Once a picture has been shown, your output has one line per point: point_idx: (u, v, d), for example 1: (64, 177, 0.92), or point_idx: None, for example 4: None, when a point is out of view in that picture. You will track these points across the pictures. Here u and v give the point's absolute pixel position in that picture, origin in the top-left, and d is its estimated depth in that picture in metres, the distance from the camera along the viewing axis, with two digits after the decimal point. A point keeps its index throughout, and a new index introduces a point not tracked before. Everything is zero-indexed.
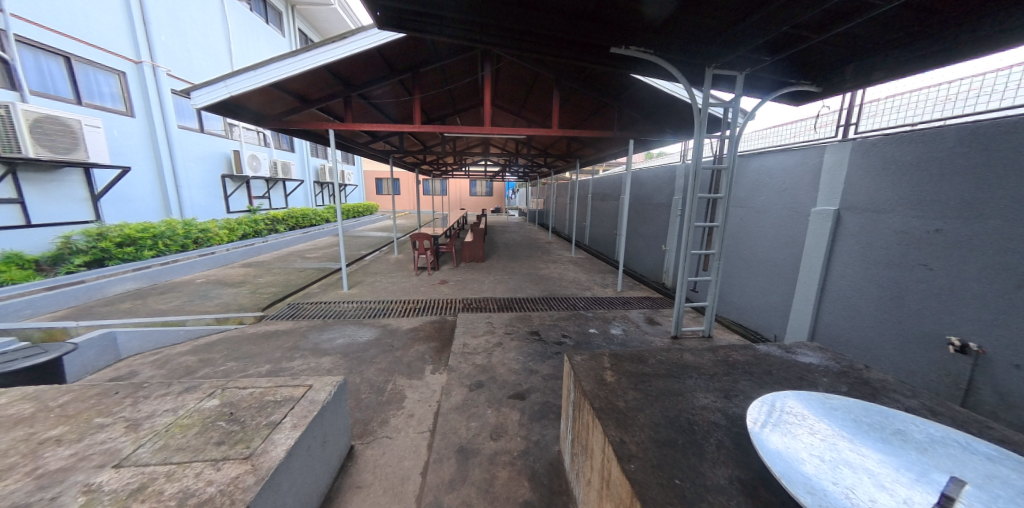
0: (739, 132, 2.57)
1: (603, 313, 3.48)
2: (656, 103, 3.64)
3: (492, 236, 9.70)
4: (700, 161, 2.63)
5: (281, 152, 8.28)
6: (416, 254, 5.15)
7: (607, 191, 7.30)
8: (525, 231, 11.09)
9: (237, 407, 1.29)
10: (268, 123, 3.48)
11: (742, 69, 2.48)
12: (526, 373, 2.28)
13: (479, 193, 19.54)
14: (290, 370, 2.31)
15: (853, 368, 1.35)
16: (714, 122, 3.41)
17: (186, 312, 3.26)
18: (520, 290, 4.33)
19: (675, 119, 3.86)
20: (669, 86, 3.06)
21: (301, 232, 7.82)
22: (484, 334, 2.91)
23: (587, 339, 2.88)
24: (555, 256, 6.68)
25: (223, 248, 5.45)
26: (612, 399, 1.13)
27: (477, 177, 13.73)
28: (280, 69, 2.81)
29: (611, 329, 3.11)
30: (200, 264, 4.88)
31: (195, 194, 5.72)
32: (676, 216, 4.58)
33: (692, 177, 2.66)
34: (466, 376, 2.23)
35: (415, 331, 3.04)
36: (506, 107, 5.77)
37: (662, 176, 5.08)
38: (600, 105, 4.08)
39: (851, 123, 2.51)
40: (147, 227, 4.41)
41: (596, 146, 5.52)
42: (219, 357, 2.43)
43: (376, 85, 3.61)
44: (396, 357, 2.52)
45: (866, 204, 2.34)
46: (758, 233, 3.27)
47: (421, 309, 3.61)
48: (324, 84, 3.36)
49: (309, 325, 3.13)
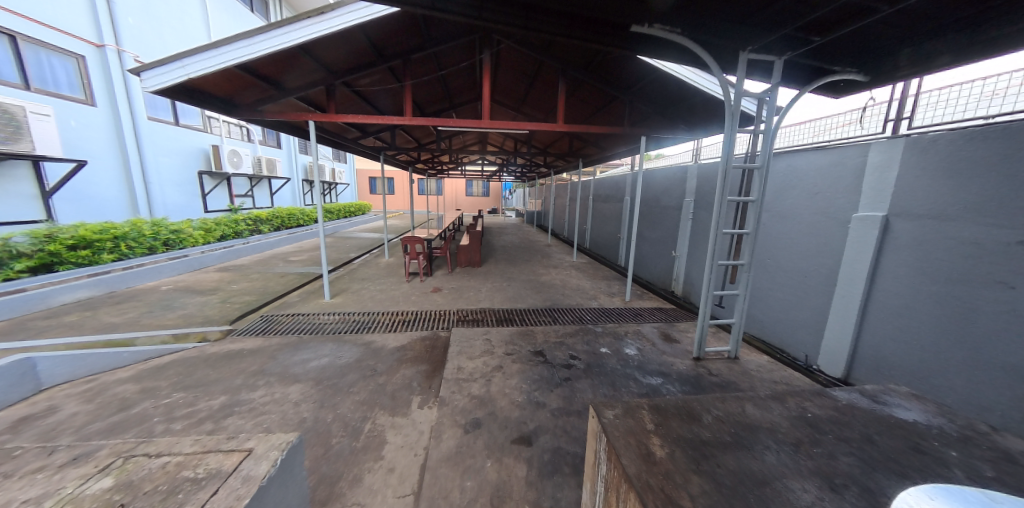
0: (775, 127, 2.25)
1: (613, 328, 3.13)
2: (676, 96, 3.29)
3: (489, 238, 9.35)
4: (729, 159, 2.30)
5: (265, 148, 7.84)
6: (406, 261, 4.75)
7: (609, 192, 7.03)
8: (523, 233, 10.76)
9: (135, 492, 0.90)
10: (241, 113, 3.17)
11: (781, 53, 2.16)
12: (532, 408, 1.93)
13: (475, 193, 19.18)
14: (249, 404, 1.93)
15: (975, 430, 1.01)
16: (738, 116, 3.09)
17: (139, 327, 2.84)
18: (520, 299, 3.97)
19: (694, 115, 3.52)
20: (679, 69, 2.73)
21: (287, 233, 7.41)
22: (482, 355, 2.55)
23: (599, 361, 2.53)
24: (556, 261, 6.35)
25: (198, 251, 5.06)
26: (673, 494, 0.78)
27: (473, 177, 13.45)
28: (248, 47, 2.43)
29: (624, 348, 2.76)
30: (170, 269, 4.47)
31: (168, 192, 5.28)
32: (688, 220, 4.42)
33: (720, 178, 2.32)
34: (461, 412, 1.87)
35: (401, 350, 2.66)
36: (505, 103, 5.47)
37: (670, 176, 4.81)
38: (612, 98, 3.71)
39: (903, 117, 2.21)
40: (107, 228, 3.99)
41: (604, 142, 5.14)
42: (165, 387, 2.04)
43: (362, 72, 3.24)
44: (377, 385, 2.16)
45: (925, 210, 2.02)
46: (784, 241, 2.96)
47: (410, 322, 3.24)
48: (303, 69, 3.01)
49: (281, 342, 2.74)
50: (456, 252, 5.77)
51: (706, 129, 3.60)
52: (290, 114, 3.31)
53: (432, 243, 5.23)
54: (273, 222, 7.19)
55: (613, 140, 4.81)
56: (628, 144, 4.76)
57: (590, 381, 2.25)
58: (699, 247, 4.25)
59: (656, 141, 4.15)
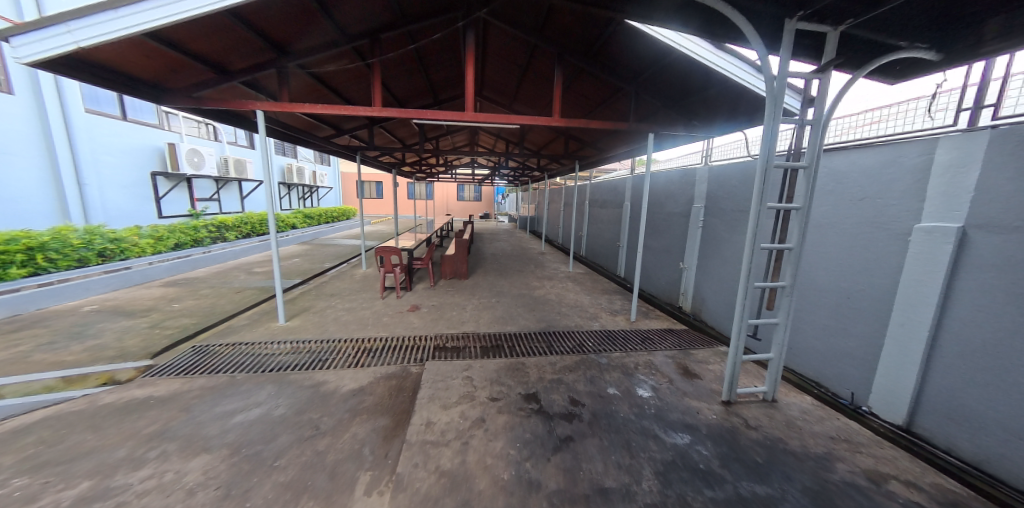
0: (826, 116, 1.79)
1: (620, 360, 2.63)
2: (689, 86, 2.85)
3: (479, 245, 8.84)
4: (771, 156, 1.83)
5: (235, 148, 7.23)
6: (381, 276, 4.17)
7: (607, 197, 6.63)
8: (515, 240, 10.29)
9: None
10: (170, 100, 2.63)
11: (839, 22, 1.71)
12: (523, 492, 1.40)
13: (467, 198, 18.71)
14: (120, 494, 1.35)
15: None
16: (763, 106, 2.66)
17: (24, 367, 2.23)
18: (510, 320, 3.45)
19: (708, 109, 3.09)
20: (675, 36, 2.27)
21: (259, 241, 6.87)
22: (459, 403, 2.02)
23: (608, 408, 2.02)
24: (550, 271, 5.86)
25: (143, 262, 4.45)
26: None
27: (464, 181, 13.01)
28: (156, 10, 1.87)
29: (636, 388, 2.25)
30: (103, 284, 3.84)
31: (112, 195, 4.67)
32: (697, 229, 4.04)
33: (759, 181, 1.85)
34: (422, 504, 1.33)
35: (357, 397, 2.11)
36: (494, 99, 5.07)
37: (675, 180, 4.45)
38: (615, 90, 3.26)
39: (985, 105, 1.74)
40: (19, 237, 3.37)
41: (605, 139, 4.70)
42: (6, 467, 1.45)
43: (322, 53, 2.75)
44: (315, 455, 1.60)
45: (1015, 221, 1.57)
46: (822, 256, 2.50)
47: (377, 354, 2.69)
48: (243, 48, 2.49)
49: (206, 385, 2.17)
50: (440, 263, 5.24)
51: (717, 126, 3.21)
52: (231, 102, 2.76)
53: (413, 253, 4.68)
54: (242, 229, 6.59)
55: (614, 138, 4.38)
56: (630, 143, 4.33)
57: (599, 441, 1.73)
58: (713, 261, 3.81)
59: (663, 139, 3.73)
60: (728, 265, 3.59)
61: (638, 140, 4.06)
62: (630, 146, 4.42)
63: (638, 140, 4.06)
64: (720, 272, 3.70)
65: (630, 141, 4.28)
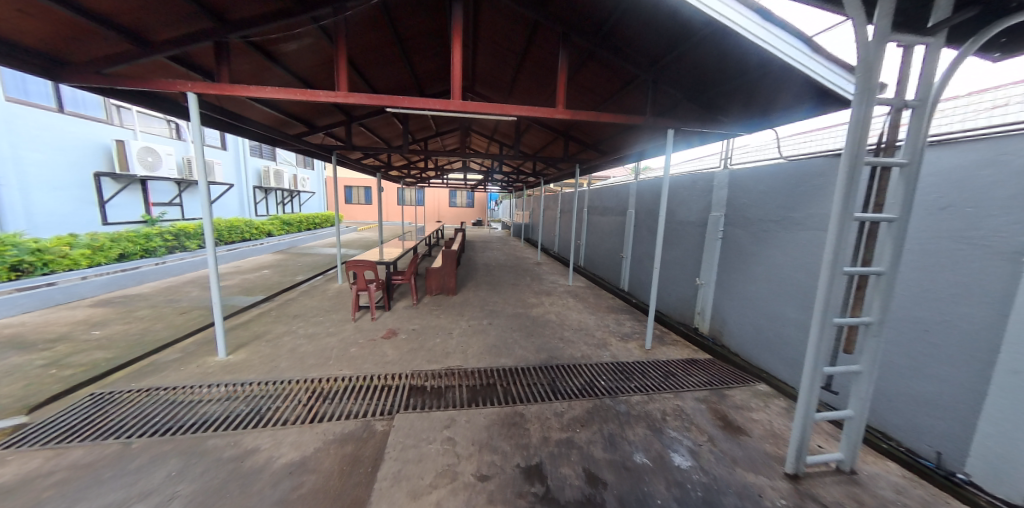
0: (936, 98, 1.32)
1: (644, 407, 2.11)
2: (720, 71, 2.39)
3: (471, 255, 8.29)
4: (859, 153, 1.35)
5: None
6: (353, 294, 3.55)
7: (607, 204, 6.21)
8: (509, 248, 9.78)
9: None
10: (68, 77, 2.04)
11: None
12: None
13: (458, 204, 18.25)
14: None
15: None
16: (813, 95, 2.20)
17: None
18: (505, 349, 2.90)
19: (738, 101, 2.64)
20: None
21: (227, 250, 6.40)
22: (435, 487, 1.46)
23: (639, 491, 1.48)
24: (547, 285, 5.35)
25: (73, 277, 3.80)
26: None
27: (455, 186, 12.54)
28: None
29: (671, 453, 1.72)
30: (12, 305, 3.18)
31: (39, 199, 4.03)
32: (716, 241, 3.60)
33: (843, 183, 1.37)
34: None
35: (295, 476, 1.52)
36: (488, 95, 4.64)
37: (688, 186, 4.04)
38: (630, 79, 2.82)
39: None
40: None
41: (611, 135, 4.25)
42: None
43: (271, 25, 2.20)
44: None
45: None
46: None
47: (337, 402, 2.11)
48: (164, 13, 1.92)
49: (83, 460, 1.55)
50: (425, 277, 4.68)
51: (744, 122, 2.77)
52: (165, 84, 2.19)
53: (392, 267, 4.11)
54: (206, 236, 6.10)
55: (623, 132, 3.95)
56: (642, 138, 3.89)
57: None
58: (736, 278, 3.35)
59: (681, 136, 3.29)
60: (754, 283, 3.13)
61: (651, 137, 3.63)
62: (640, 142, 3.99)
63: (652, 136, 3.62)
64: (745, 292, 3.24)
65: (642, 136, 3.84)
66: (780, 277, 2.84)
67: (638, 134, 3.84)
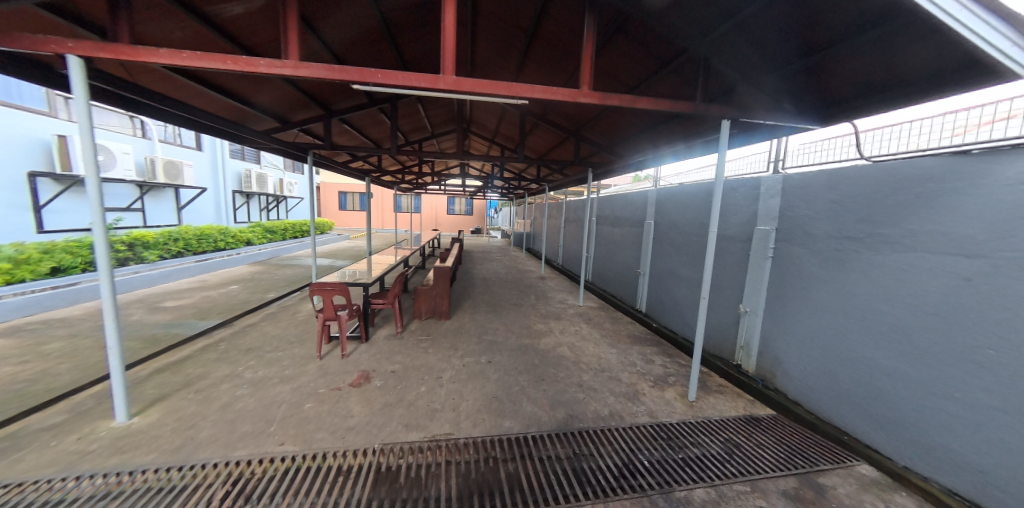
0: None
1: None
2: (804, 37, 1.79)
3: (468, 267, 7.66)
4: None
5: (171, 147, 5.99)
6: (319, 325, 2.83)
7: (620, 213, 5.64)
8: (509, 260, 9.17)
9: None
10: None
11: None
12: None
13: (456, 212, 17.71)
14: None
15: None
16: (946, 62, 1.59)
17: None
18: (511, 404, 2.23)
19: (820, 79, 2.04)
20: None
21: (194, 260, 5.74)
22: None
23: None
24: (554, 306, 4.71)
25: None
26: None
27: (454, 194, 12.04)
28: None
29: None
30: None
31: None
32: (764, 261, 3.00)
33: None
34: None
35: None
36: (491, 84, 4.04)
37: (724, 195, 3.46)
38: (674, 55, 2.25)
39: None
40: None
41: (636, 125, 3.67)
42: None
43: None
44: None
45: None
46: None
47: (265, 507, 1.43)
48: None
49: None
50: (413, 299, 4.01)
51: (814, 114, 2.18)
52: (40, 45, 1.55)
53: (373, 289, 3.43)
54: (171, 245, 5.45)
55: (655, 118, 3.37)
56: (679, 125, 3.31)
57: None
58: (794, 307, 2.72)
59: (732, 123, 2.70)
60: (820, 315, 2.51)
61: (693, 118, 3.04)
62: (674, 127, 3.40)
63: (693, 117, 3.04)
64: (807, 325, 2.61)
65: (679, 122, 3.25)
66: (865, 311, 2.21)
67: (674, 121, 3.26)
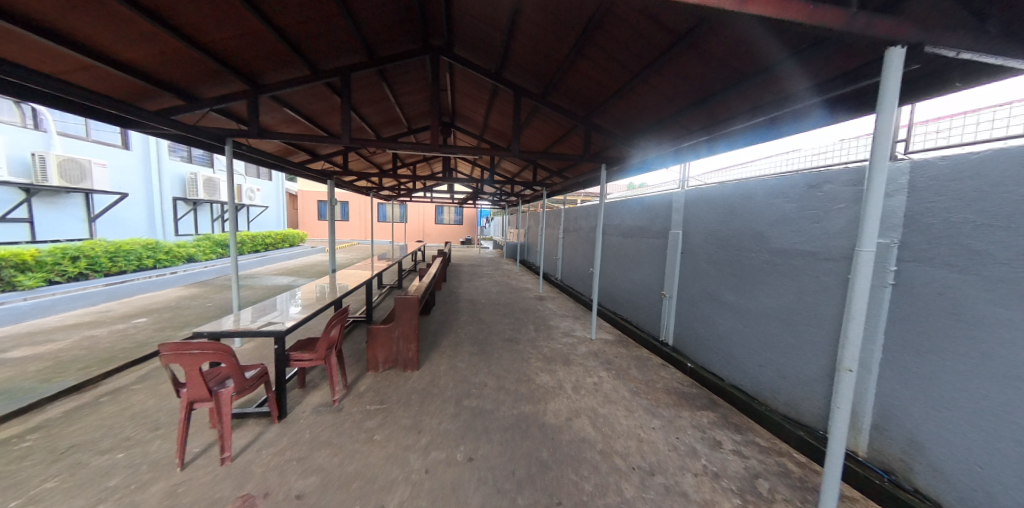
0: None
1: None
2: None
3: (455, 285, 6.61)
4: None
5: (81, 144, 4.90)
6: (181, 417, 1.65)
7: (635, 221, 4.70)
8: (502, 275, 8.16)
9: None
10: None
11: None
12: None
13: (446, 221, 16.71)
14: None
15: None
16: None
17: None
18: None
19: None
20: None
21: (102, 283, 4.53)
22: None
23: None
24: (559, 341, 3.68)
25: None
26: None
27: (441, 202, 11.07)
28: None
29: None
30: None
31: None
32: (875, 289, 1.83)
33: None
34: None
35: None
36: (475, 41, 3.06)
37: (798, 196, 2.52)
38: None
39: None
40: None
41: (671, 98, 2.72)
42: None
43: None
44: None
45: None
46: None
47: None
48: None
49: None
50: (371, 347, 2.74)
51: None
52: None
53: (297, 340, 2.29)
54: (69, 266, 4.26)
55: (704, 84, 2.38)
56: (735, 99, 2.35)
57: None
58: (917, 357, 1.63)
59: (840, 79, 1.72)
60: (1012, 380, 1.32)
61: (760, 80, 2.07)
62: (722, 102, 2.45)
63: (762, 80, 2.08)
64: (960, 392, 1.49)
65: (734, 92, 2.29)
66: None
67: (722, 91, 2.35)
